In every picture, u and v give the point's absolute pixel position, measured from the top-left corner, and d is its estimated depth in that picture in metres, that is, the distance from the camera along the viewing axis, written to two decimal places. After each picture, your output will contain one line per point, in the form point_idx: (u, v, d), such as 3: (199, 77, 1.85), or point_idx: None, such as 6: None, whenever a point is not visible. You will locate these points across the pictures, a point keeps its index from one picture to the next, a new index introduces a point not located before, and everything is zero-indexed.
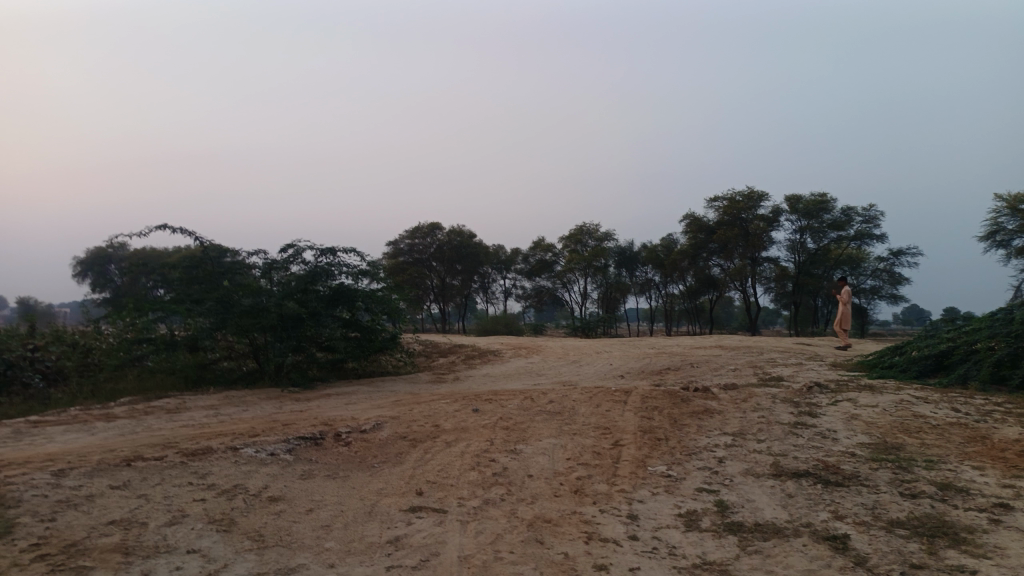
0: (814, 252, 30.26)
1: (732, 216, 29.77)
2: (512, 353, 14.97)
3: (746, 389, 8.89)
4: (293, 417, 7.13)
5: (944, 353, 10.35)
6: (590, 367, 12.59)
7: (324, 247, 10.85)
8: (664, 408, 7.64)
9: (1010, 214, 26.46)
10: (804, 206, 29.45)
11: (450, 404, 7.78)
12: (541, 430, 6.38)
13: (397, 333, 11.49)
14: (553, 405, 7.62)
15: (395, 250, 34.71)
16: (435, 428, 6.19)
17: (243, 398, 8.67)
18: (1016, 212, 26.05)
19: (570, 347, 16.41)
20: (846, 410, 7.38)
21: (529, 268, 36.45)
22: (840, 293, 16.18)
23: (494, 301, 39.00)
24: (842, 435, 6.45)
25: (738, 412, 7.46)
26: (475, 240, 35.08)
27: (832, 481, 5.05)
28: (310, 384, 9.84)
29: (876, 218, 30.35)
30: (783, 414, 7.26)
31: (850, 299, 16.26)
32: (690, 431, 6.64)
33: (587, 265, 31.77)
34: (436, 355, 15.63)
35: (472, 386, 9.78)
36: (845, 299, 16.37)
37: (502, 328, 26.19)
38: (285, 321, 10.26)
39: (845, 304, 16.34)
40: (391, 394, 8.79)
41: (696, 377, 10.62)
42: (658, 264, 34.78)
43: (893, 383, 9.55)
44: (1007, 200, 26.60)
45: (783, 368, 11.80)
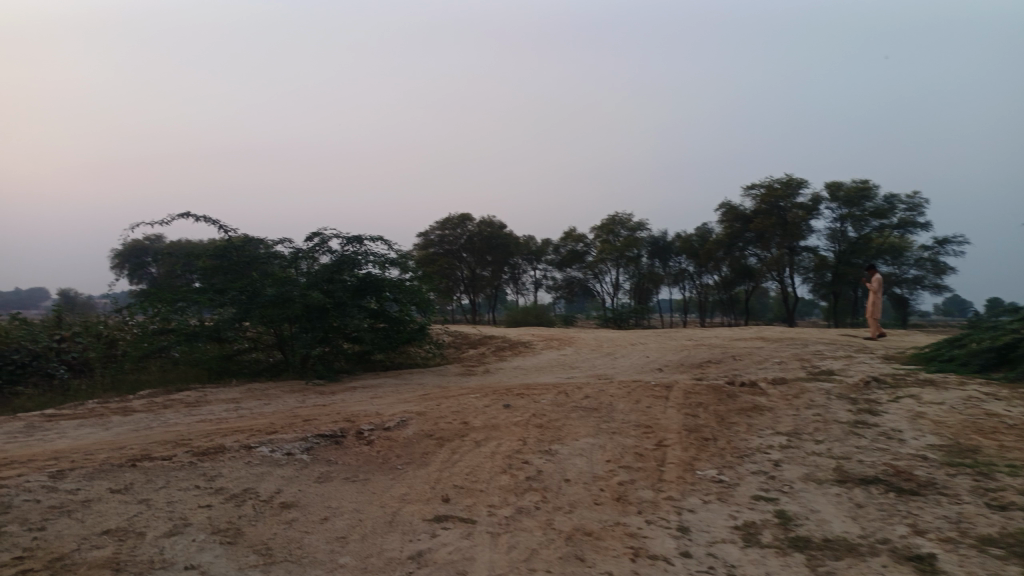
0: (856, 241, 29.22)
1: (769, 204, 28.86)
2: (544, 344, 14.52)
3: (796, 384, 8.31)
4: (315, 413, 6.76)
5: (1009, 346, 9.62)
6: (626, 360, 12.07)
7: (351, 235, 10.47)
8: (709, 405, 7.12)
9: None
10: (845, 194, 28.62)
11: (481, 398, 7.36)
12: (578, 429, 5.92)
13: (425, 324, 11.09)
14: (589, 401, 7.15)
15: (425, 241, 34.44)
16: (463, 426, 5.77)
17: (265, 392, 8.34)
18: None
19: (604, 338, 15.91)
20: (910, 408, 6.78)
21: (560, 259, 35.94)
22: (872, 280, 15.44)
23: (525, 292, 38.54)
24: (909, 436, 5.86)
25: (790, 409, 6.91)
26: (505, 231, 34.65)
27: (906, 489, 4.50)
28: (335, 377, 9.49)
29: (921, 206, 29.29)
30: (840, 412, 6.69)
31: (880, 289, 15.54)
32: (740, 431, 6.12)
33: (619, 255, 31.18)
34: (466, 346, 15.23)
35: (503, 379, 9.35)
36: (874, 289, 15.60)
37: (533, 319, 25.77)
38: (310, 312, 9.92)
39: (876, 294, 15.63)
40: (418, 387, 8.39)
41: (739, 370, 10.05)
42: (693, 255, 34.01)
43: (954, 378, 8.87)
44: None
45: (832, 361, 11.15)
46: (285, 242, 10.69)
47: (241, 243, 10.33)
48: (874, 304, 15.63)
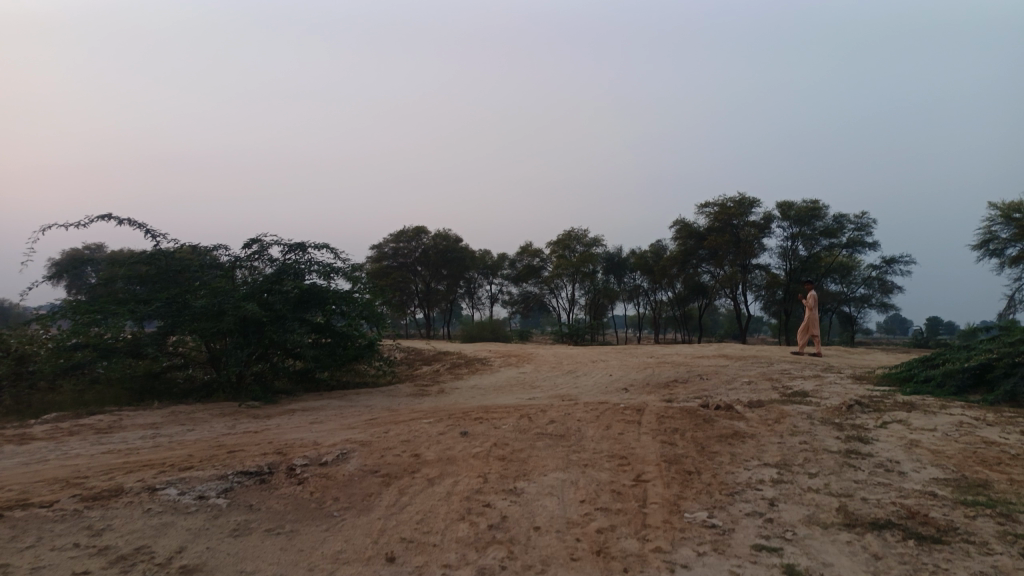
0: (806, 259, 29.35)
1: (723, 222, 28.77)
2: (502, 361, 13.81)
3: (773, 407, 7.77)
4: (243, 442, 5.89)
5: (984, 366, 9.26)
6: (589, 378, 11.44)
7: (293, 242, 9.64)
8: (686, 431, 6.50)
9: (1005, 223, 25.46)
10: (796, 213, 28.63)
11: (435, 424, 6.60)
12: (546, 461, 5.20)
13: (375, 339, 10.27)
14: (555, 427, 6.44)
15: (379, 254, 33.37)
16: (414, 459, 5.01)
17: (191, 416, 7.42)
18: (1010, 221, 25.02)
19: (563, 355, 15.27)
20: (902, 435, 6.25)
21: (515, 274, 35.35)
22: (804, 299, 15.10)
23: (480, 307, 37.80)
24: (909, 469, 5.31)
25: (773, 436, 6.34)
26: (461, 245, 33.87)
27: (926, 536, 3.91)
28: (274, 397, 8.60)
29: (869, 225, 29.67)
30: (828, 440, 6.12)
31: (815, 306, 15.28)
32: (724, 463, 5.51)
33: (575, 271, 30.72)
34: (418, 364, 14.38)
35: (459, 400, 8.58)
36: (812, 305, 15.37)
37: (489, 333, 25.01)
38: (246, 325, 9.03)
39: (811, 310, 15.36)
40: (365, 411, 7.58)
41: (709, 391, 9.49)
42: (648, 271, 33.81)
43: (932, 400, 8.44)
44: (1002, 209, 25.67)
45: (803, 381, 10.70)
46: (221, 249, 9.81)
47: (170, 252, 9.39)
48: (813, 320, 15.39)
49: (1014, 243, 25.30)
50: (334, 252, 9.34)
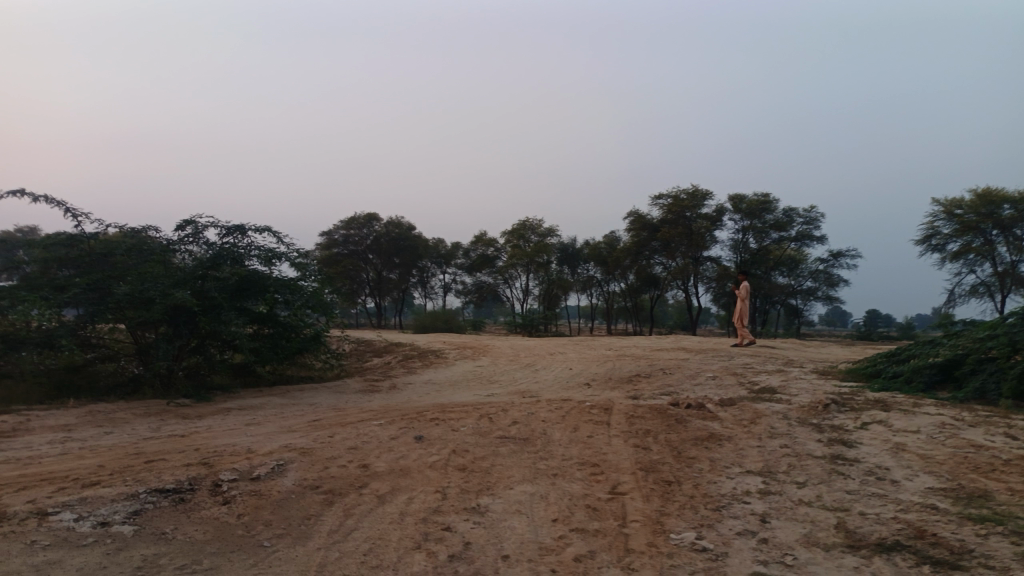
0: (757, 252, 29.47)
1: (676, 214, 28.57)
2: (456, 353, 13.21)
3: (745, 405, 7.36)
4: (166, 449, 5.19)
5: (953, 362, 9.06)
6: (548, 372, 10.94)
7: (232, 225, 8.85)
8: (658, 433, 6.03)
9: (947, 219, 25.85)
10: (747, 206, 28.69)
11: (386, 426, 5.98)
12: (511, 472, 4.65)
13: (320, 331, 9.57)
14: (518, 429, 5.90)
15: (328, 241, 32.32)
16: (362, 471, 4.40)
17: (111, 416, 6.65)
18: (952, 217, 25.40)
19: (519, 347, 14.76)
20: (886, 437, 5.88)
21: (469, 263, 34.72)
22: (738, 288, 14.69)
23: (433, 296, 37.11)
24: (901, 476, 4.93)
25: (752, 439, 5.91)
26: (413, 232, 33.11)
27: (942, 561, 3.48)
28: (207, 394, 7.84)
29: (817, 220, 29.99)
30: (810, 443, 5.72)
31: (746, 296, 15.08)
32: (704, 470, 5.05)
33: (529, 261, 30.24)
34: (368, 356, 13.68)
35: (412, 398, 7.97)
36: (745, 296, 15.21)
37: (441, 324, 24.30)
38: (176, 315, 8.25)
39: (743, 300, 15.19)
40: (308, 411, 6.90)
41: (675, 387, 9.08)
42: (601, 262, 33.56)
43: (902, 398, 8.17)
44: (944, 205, 26.04)
45: (767, 376, 10.40)
46: (151, 231, 8.99)
47: (91, 234, 8.52)
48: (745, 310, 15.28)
49: (955, 239, 25.71)
50: (276, 237, 8.59)
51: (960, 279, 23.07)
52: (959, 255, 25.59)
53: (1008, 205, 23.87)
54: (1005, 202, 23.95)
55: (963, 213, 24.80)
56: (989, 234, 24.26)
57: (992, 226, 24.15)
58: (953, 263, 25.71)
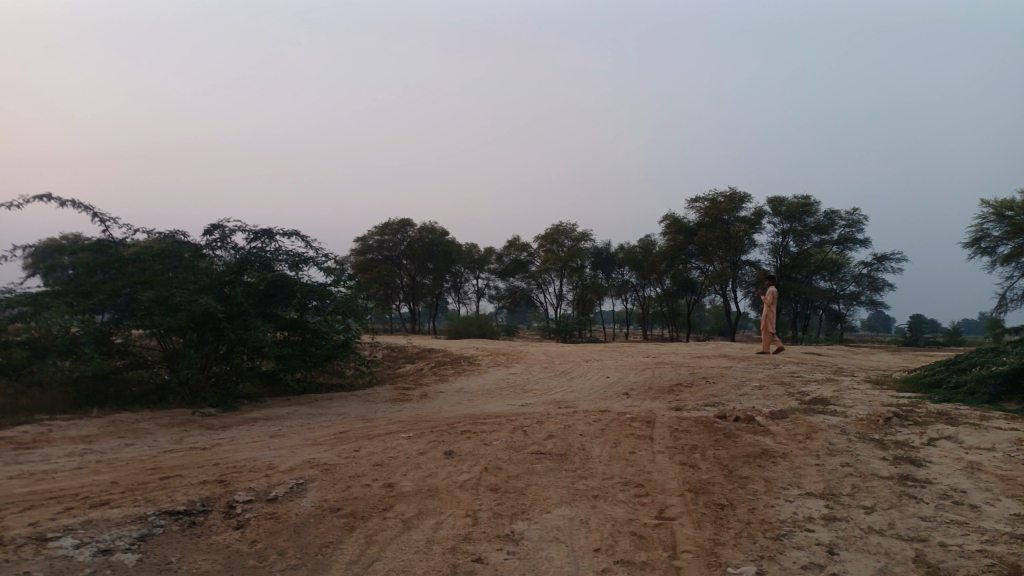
0: (796, 256, 28.62)
1: (712, 217, 27.88)
2: (490, 360, 12.89)
3: (798, 418, 6.88)
4: (185, 464, 4.93)
5: (1020, 371, 8.43)
6: (585, 381, 10.54)
7: (260, 229, 8.66)
8: (706, 449, 5.61)
9: (996, 221, 24.75)
10: (787, 208, 27.87)
11: (416, 439, 5.66)
12: (548, 493, 4.29)
13: (349, 339, 9.30)
14: (554, 444, 5.54)
15: (363, 247, 32.32)
16: (388, 491, 4.08)
17: (134, 426, 6.45)
18: (1002, 219, 24.33)
19: (554, 354, 14.39)
20: (958, 455, 5.37)
21: (503, 268, 34.44)
22: (765, 294, 14.03)
23: (467, 302, 36.96)
24: (981, 501, 4.44)
25: (809, 456, 5.46)
26: (447, 238, 32.97)
27: None
28: (234, 403, 7.62)
29: (860, 222, 29.03)
30: (874, 462, 5.24)
31: (772, 301, 14.52)
32: (760, 492, 4.62)
33: (563, 266, 29.82)
34: (400, 363, 13.42)
35: (443, 408, 7.66)
36: (769, 302, 14.65)
37: (475, 329, 24.00)
38: (202, 322, 8.06)
39: (770, 306, 14.63)
40: (335, 422, 6.62)
41: (720, 398, 8.62)
42: (636, 267, 32.99)
43: (966, 411, 7.59)
44: (993, 207, 24.95)
45: (816, 386, 9.86)
46: (179, 236, 8.87)
47: (118, 241, 8.44)
48: (770, 316, 14.74)
49: (1005, 242, 24.59)
50: (304, 241, 8.35)
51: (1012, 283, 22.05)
52: (1009, 258, 24.47)
53: None
54: None
55: (1014, 214, 23.69)
56: None
57: None
58: (1003, 266, 24.64)
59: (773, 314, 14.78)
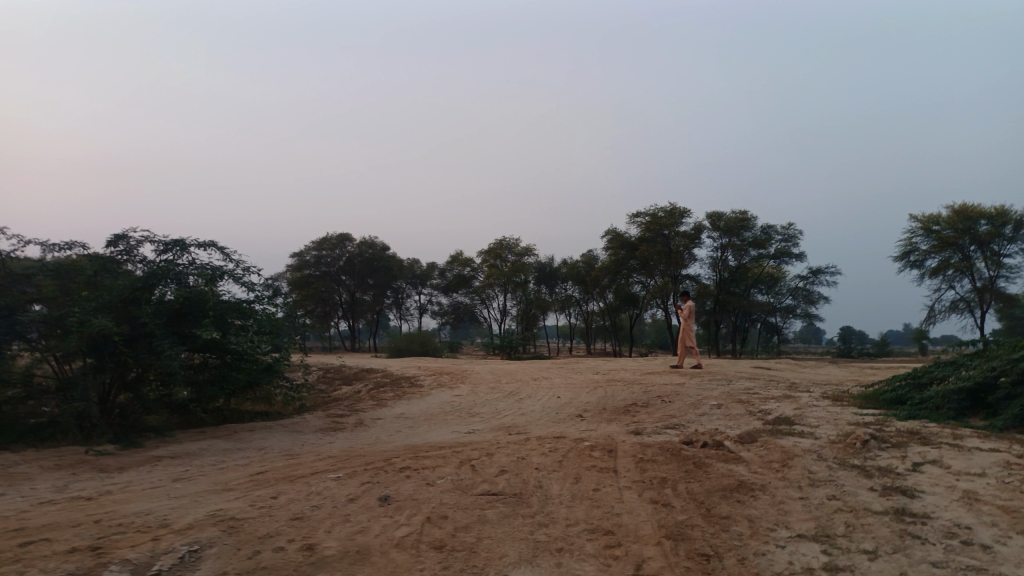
0: (735, 269, 28.69)
1: (653, 232, 27.66)
2: (433, 380, 12.12)
3: (768, 442, 6.36)
4: (58, 523, 4.04)
5: (983, 386, 8.16)
6: (534, 402, 9.87)
7: (170, 241, 7.75)
8: (677, 483, 5.00)
9: (923, 235, 25.22)
10: (724, 223, 27.91)
11: (347, 480, 4.88)
12: (502, 550, 3.59)
13: (274, 362, 8.40)
14: (507, 482, 4.84)
15: (299, 263, 30.87)
16: (306, 557, 3.31)
17: (10, 471, 5.46)
18: (929, 233, 24.80)
19: (500, 372, 13.72)
20: (950, 483, 4.89)
21: (446, 284, 33.65)
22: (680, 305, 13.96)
23: (409, 318, 36.04)
24: (991, 539, 3.93)
25: (790, 487, 4.90)
26: (387, 253, 32.03)
27: None
28: (138, 439, 6.67)
29: (796, 236, 29.34)
30: (862, 493, 4.71)
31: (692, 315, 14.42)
32: (746, 536, 4.02)
33: (507, 281, 29.16)
34: (337, 385, 12.52)
35: (380, 438, 6.86)
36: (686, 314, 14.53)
37: (417, 346, 23.07)
38: (100, 346, 7.07)
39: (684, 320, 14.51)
40: (255, 460, 5.76)
41: (679, 419, 8.07)
42: (579, 281, 32.65)
43: (935, 429, 7.22)
44: (921, 221, 25.43)
45: (776, 403, 9.44)
46: (77, 248, 7.84)
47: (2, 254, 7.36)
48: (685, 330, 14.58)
49: (931, 256, 25.05)
50: (221, 251, 7.48)
51: (940, 296, 22.47)
52: (936, 272, 24.95)
53: (985, 221, 23.28)
54: (981, 218, 23.38)
55: (940, 229, 24.15)
56: (967, 250, 23.73)
57: (969, 242, 23.60)
58: (930, 279, 25.19)
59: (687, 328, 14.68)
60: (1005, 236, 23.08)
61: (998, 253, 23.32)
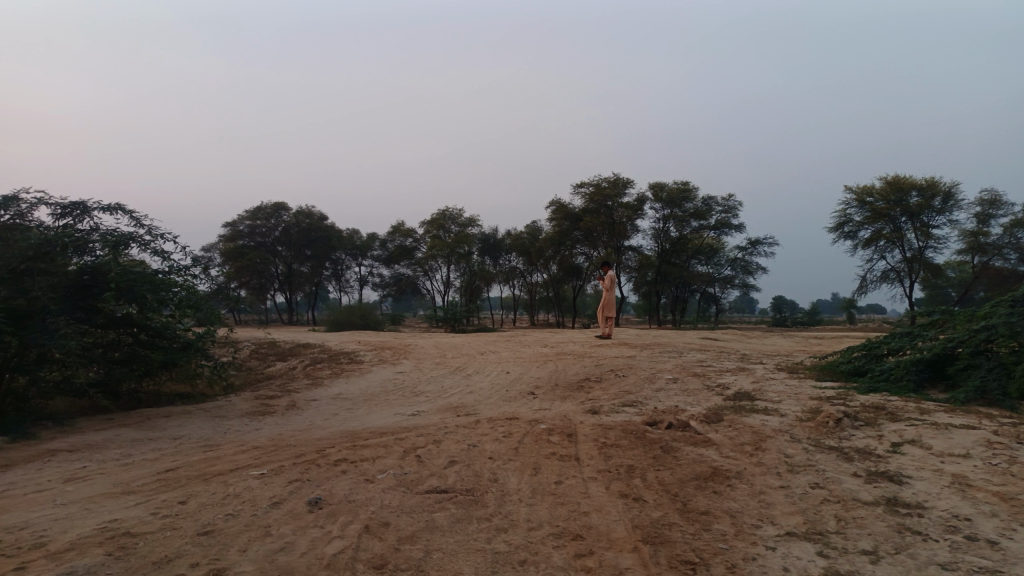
0: (677, 240, 28.62)
1: (597, 203, 27.24)
2: (375, 355, 11.43)
3: (736, 421, 5.94)
4: None
5: (941, 356, 7.97)
6: (483, 379, 9.31)
7: (69, 204, 6.84)
8: (646, 472, 4.51)
9: (858, 207, 25.47)
10: (667, 194, 27.60)
11: (272, 478, 4.20)
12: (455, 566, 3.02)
13: (194, 340, 7.55)
14: (458, 476, 4.25)
15: (232, 232, 29.40)
16: None
17: None
18: (863, 204, 25.06)
19: (445, 346, 13.11)
20: (935, 467, 4.53)
21: (387, 255, 32.71)
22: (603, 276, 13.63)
23: (349, 290, 35.01)
24: (996, 531, 3.55)
25: (770, 475, 4.46)
26: (325, 223, 30.86)
27: None
28: (31, 430, 5.81)
29: (735, 208, 29.43)
30: (847, 481, 4.31)
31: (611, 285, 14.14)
32: (731, 537, 3.55)
33: (450, 252, 28.37)
34: (271, 361, 11.70)
35: (315, 423, 6.18)
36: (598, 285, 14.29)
37: (357, 319, 22.20)
38: None
39: (608, 290, 14.20)
40: (168, 454, 5.02)
41: (637, 396, 7.63)
42: (523, 253, 32.15)
43: (900, 403, 6.96)
44: (855, 192, 25.65)
45: (733, 377, 9.11)
46: None
47: None
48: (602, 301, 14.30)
49: (865, 226, 25.33)
50: (129, 216, 6.61)
51: (872, 267, 22.81)
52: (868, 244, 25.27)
53: (916, 193, 23.70)
54: (912, 190, 23.73)
55: (874, 201, 24.47)
56: (898, 221, 24.06)
57: (901, 213, 23.93)
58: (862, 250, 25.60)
59: (608, 298, 14.38)
60: (934, 208, 23.51)
61: (927, 225, 23.76)
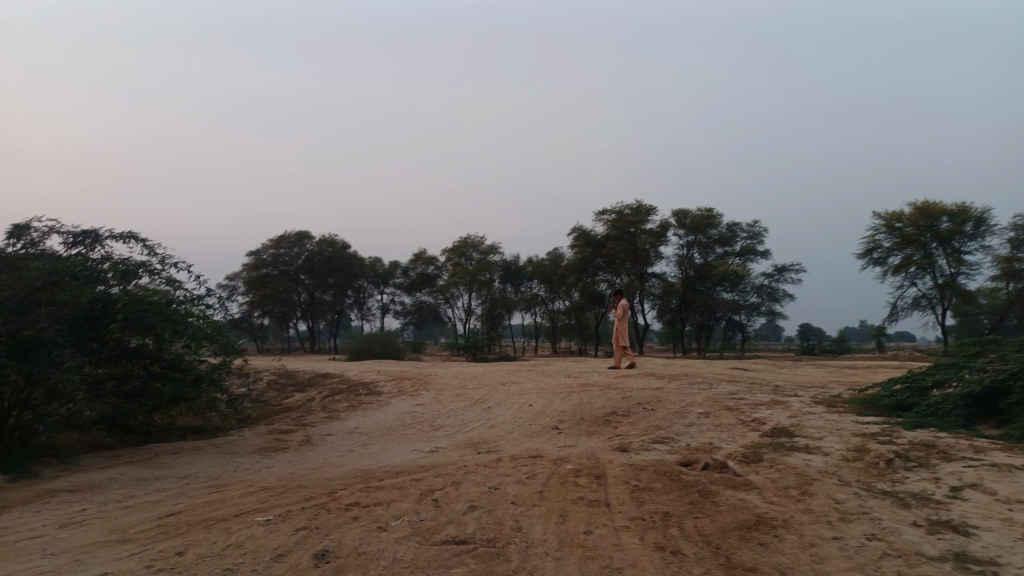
0: (701, 267, 28.14)
1: (619, 230, 26.93)
2: (394, 386, 11.13)
3: (777, 460, 5.54)
4: None
5: (992, 390, 7.48)
6: (505, 411, 8.96)
7: (81, 232, 6.69)
8: (684, 519, 4.13)
9: (886, 232, 24.88)
10: (691, 221, 27.19)
11: (278, 526, 3.89)
12: None
13: (207, 372, 7.31)
14: (478, 525, 3.91)
15: (255, 261, 29.50)
16: None
17: None
18: (892, 230, 24.47)
19: (466, 376, 12.79)
20: (1004, 515, 4.10)
21: (409, 283, 32.59)
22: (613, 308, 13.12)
23: (371, 318, 34.91)
24: None
25: (821, 524, 4.06)
26: (348, 251, 30.88)
27: None
28: (34, 468, 5.57)
29: (760, 234, 28.94)
30: (907, 531, 3.90)
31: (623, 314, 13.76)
32: None
33: (472, 280, 28.14)
34: (289, 392, 11.46)
35: (328, 461, 5.87)
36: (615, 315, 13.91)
37: (378, 347, 21.96)
38: None
39: (622, 319, 13.82)
40: (171, 497, 4.73)
41: (667, 431, 7.24)
42: (545, 280, 31.84)
43: (950, 441, 6.50)
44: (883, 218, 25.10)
45: (767, 410, 8.67)
46: None
47: None
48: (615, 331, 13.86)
49: (895, 252, 24.70)
50: (142, 245, 6.43)
51: (903, 295, 22.16)
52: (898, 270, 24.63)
53: (946, 218, 23.10)
54: (942, 215, 23.15)
55: (902, 227, 23.91)
56: (928, 247, 23.46)
57: (931, 239, 23.34)
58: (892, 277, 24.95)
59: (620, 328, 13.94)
60: (966, 233, 22.88)
61: (959, 250, 23.12)
